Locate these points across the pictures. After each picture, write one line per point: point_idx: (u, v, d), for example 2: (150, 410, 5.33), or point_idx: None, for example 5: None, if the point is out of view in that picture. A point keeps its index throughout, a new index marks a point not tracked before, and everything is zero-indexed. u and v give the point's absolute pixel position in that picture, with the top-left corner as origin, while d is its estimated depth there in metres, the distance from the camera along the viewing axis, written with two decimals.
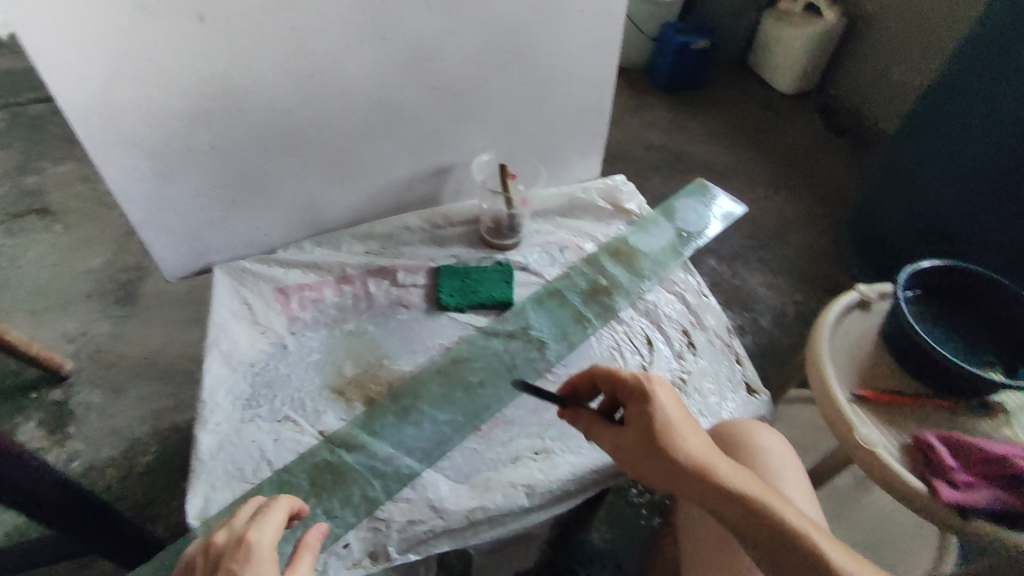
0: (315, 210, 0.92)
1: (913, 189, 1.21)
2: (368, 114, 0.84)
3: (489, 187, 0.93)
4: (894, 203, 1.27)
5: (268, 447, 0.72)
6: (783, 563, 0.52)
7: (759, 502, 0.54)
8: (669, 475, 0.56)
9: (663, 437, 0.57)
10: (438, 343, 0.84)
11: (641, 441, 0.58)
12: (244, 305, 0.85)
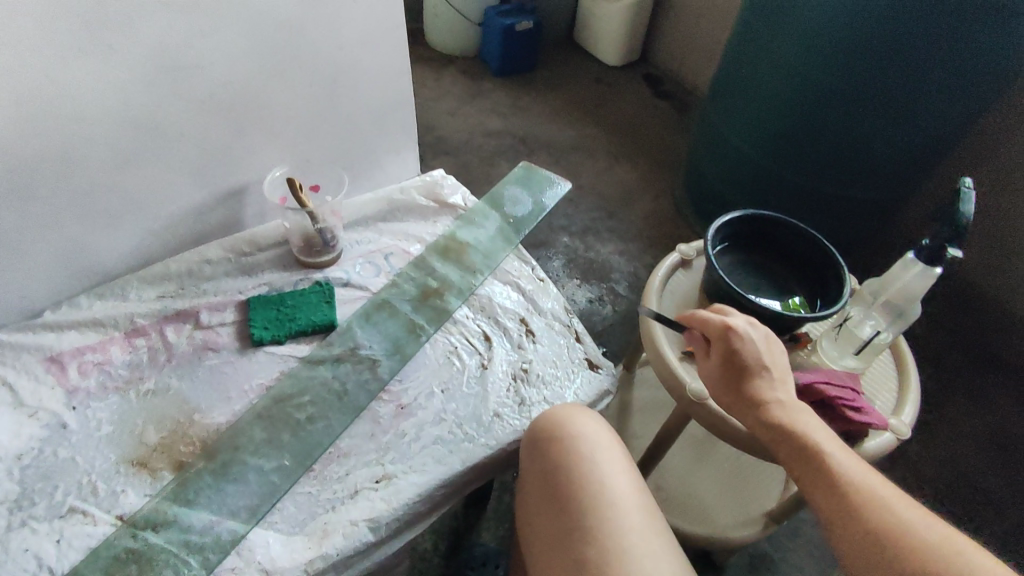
0: (84, 259, 0.79)
1: (723, 144, 1.29)
2: (123, 141, 0.71)
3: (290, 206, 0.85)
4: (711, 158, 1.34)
5: (49, 552, 0.60)
6: (833, 502, 0.50)
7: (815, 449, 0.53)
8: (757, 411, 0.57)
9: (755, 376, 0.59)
10: (256, 384, 0.76)
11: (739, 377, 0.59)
12: (4, 387, 0.71)
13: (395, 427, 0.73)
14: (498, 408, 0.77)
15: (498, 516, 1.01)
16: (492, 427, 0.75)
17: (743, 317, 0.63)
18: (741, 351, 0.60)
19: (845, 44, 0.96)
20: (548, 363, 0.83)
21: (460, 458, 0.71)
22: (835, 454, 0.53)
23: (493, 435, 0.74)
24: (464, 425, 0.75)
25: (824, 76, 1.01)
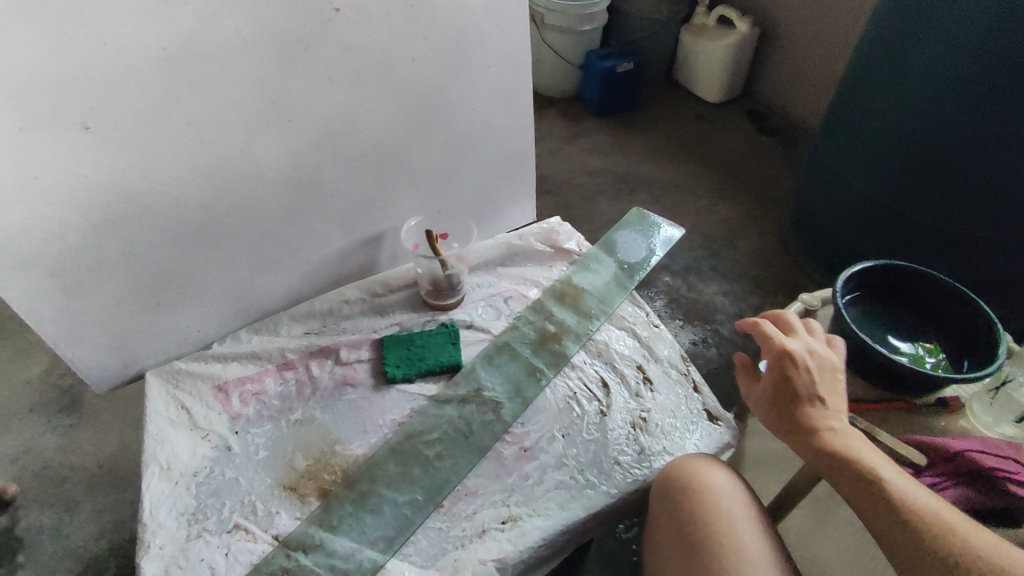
0: (248, 297, 0.89)
1: (836, 187, 1.23)
2: (289, 194, 0.82)
3: (423, 253, 0.92)
4: (822, 200, 1.28)
5: (219, 563, 0.68)
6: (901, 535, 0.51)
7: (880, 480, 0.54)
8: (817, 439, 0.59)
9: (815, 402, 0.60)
10: (390, 419, 0.81)
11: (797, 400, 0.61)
12: (181, 410, 0.81)
13: (519, 469, 0.76)
14: (617, 456, 0.78)
15: None
16: (612, 476, 0.76)
17: (803, 339, 0.64)
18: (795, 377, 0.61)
19: (985, 77, 0.91)
20: (666, 413, 0.83)
21: (582, 505, 0.73)
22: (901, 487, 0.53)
23: (614, 484, 0.75)
24: (584, 471, 0.76)
25: (960, 113, 0.95)
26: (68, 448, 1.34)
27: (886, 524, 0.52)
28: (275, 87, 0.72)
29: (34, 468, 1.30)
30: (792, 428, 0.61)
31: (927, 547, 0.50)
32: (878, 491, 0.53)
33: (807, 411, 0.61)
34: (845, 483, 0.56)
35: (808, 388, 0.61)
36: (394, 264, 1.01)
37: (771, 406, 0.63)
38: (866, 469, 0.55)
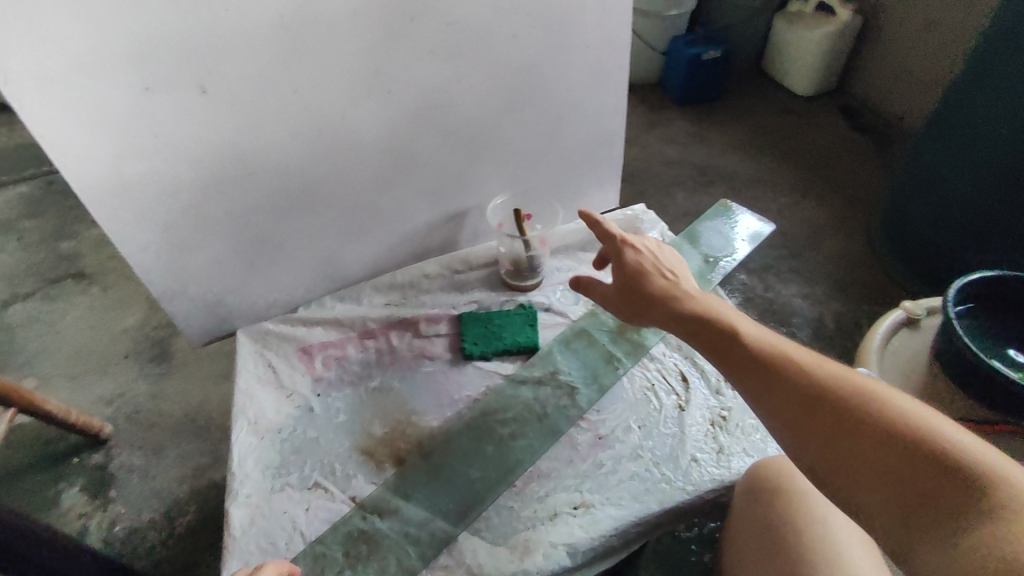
0: (335, 264, 0.91)
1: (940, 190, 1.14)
2: (382, 166, 0.83)
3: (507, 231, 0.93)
4: (922, 203, 1.19)
5: (300, 517, 0.70)
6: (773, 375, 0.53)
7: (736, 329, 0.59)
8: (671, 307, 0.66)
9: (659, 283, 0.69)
10: (466, 395, 0.82)
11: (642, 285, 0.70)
12: (268, 368, 0.84)
13: (593, 456, 0.75)
14: (695, 454, 0.75)
15: None
16: (689, 472, 0.73)
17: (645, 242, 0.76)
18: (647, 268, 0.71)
19: None
20: (747, 413, 0.80)
21: (657, 499, 0.71)
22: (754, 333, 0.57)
23: (691, 482, 0.73)
24: (659, 465, 0.74)
25: None
26: (157, 398, 1.43)
27: (784, 394, 0.51)
28: (378, 57, 0.72)
29: (128, 414, 1.41)
30: (667, 319, 0.66)
31: (838, 410, 0.48)
32: (777, 367, 0.53)
33: (670, 298, 0.67)
34: (734, 363, 0.57)
35: (660, 275, 0.70)
36: (474, 242, 1.02)
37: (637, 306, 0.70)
38: (741, 337, 0.58)
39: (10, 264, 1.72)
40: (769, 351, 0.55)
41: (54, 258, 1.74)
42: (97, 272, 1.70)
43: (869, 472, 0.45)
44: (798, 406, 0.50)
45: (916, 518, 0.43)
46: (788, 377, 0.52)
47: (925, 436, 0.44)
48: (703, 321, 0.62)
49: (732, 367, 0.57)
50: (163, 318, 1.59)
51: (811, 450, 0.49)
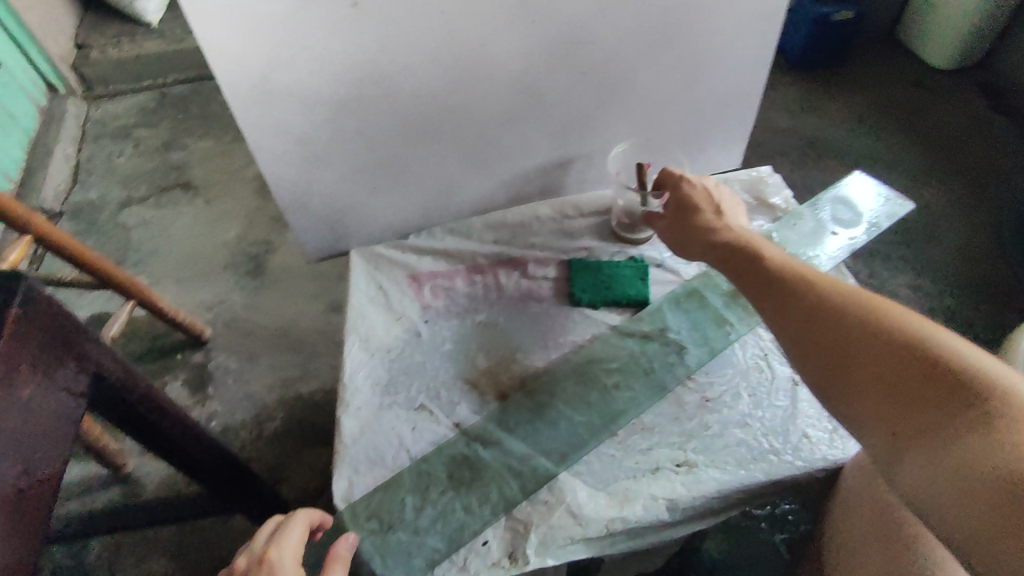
0: (449, 196, 0.91)
1: None
2: (511, 100, 0.81)
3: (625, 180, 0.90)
4: None
5: (407, 435, 0.72)
6: (786, 298, 0.56)
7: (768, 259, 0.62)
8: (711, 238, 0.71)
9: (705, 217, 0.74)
10: (571, 340, 0.81)
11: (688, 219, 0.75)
12: (379, 289, 0.85)
13: (698, 417, 0.74)
14: (807, 430, 0.71)
15: None
16: (800, 447, 0.70)
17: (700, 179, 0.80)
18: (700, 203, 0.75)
19: None
20: None
21: (763, 469, 0.69)
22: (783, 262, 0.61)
23: (800, 458, 0.69)
24: (768, 435, 0.71)
25: None
26: (254, 308, 1.51)
27: (802, 316, 0.54)
28: None
29: (227, 320, 1.49)
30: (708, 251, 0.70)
31: (850, 330, 0.50)
32: (793, 291, 0.56)
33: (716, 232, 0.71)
34: (763, 290, 0.59)
35: (712, 212, 0.74)
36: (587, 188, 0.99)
37: (684, 243, 0.75)
38: (771, 267, 0.61)
39: (128, 167, 1.83)
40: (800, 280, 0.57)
41: (166, 167, 1.84)
42: (203, 184, 1.78)
43: (871, 388, 0.47)
44: (815, 327, 0.52)
45: (907, 425, 0.44)
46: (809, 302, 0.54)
47: (932, 351, 0.45)
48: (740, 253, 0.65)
49: (761, 293, 0.60)
50: (262, 234, 1.66)
51: (816, 369, 0.52)
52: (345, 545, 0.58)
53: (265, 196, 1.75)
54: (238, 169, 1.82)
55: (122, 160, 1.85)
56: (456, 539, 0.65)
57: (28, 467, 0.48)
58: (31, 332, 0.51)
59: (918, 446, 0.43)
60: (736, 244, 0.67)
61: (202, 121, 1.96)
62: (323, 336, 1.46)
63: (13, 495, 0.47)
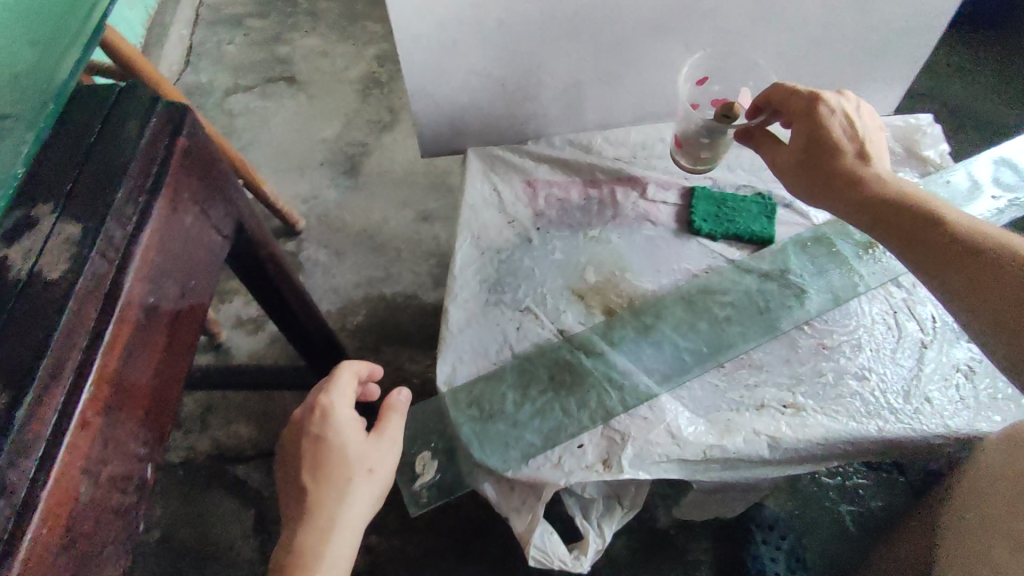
0: (575, 105, 0.88)
1: None
2: (665, 5, 0.75)
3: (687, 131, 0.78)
4: None
5: (511, 334, 0.73)
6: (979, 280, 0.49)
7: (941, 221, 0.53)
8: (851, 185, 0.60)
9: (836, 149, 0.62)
10: (685, 269, 0.79)
11: (812, 154, 0.63)
12: (493, 191, 0.85)
13: (812, 363, 0.70)
14: (931, 393, 0.67)
15: (790, 491, 1.11)
16: (920, 410, 0.66)
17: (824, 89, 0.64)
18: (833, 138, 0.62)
19: None
20: None
21: (877, 424, 0.65)
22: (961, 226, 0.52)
23: (919, 421, 0.66)
24: (886, 392, 0.68)
25: None
26: (345, 207, 1.54)
27: (1021, 317, 0.47)
28: None
29: (319, 215, 1.53)
30: (853, 208, 0.60)
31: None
32: (990, 269, 0.49)
33: (864, 181, 0.59)
34: (950, 269, 0.51)
35: (846, 141, 0.62)
36: None
37: (812, 191, 0.64)
38: (952, 233, 0.52)
39: (236, 54, 1.85)
40: (1008, 264, 0.48)
41: (271, 58, 1.85)
42: (306, 79, 1.79)
43: None
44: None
45: None
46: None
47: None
48: (903, 216, 0.56)
49: (945, 273, 0.52)
50: (358, 136, 1.67)
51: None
52: (399, 398, 0.63)
53: (364, 99, 1.74)
54: (340, 69, 1.82)
55: (231, 47, 1.87)
56: (551, 438, 0.66)
57: (185, 291, 0.50)
58: (196, 162, 0.52)
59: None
60: (887, 196, 0.58)
61: (309, 17, 1.95)
62: (409, 244, 1.48)
63: (173, 312, 0.49)
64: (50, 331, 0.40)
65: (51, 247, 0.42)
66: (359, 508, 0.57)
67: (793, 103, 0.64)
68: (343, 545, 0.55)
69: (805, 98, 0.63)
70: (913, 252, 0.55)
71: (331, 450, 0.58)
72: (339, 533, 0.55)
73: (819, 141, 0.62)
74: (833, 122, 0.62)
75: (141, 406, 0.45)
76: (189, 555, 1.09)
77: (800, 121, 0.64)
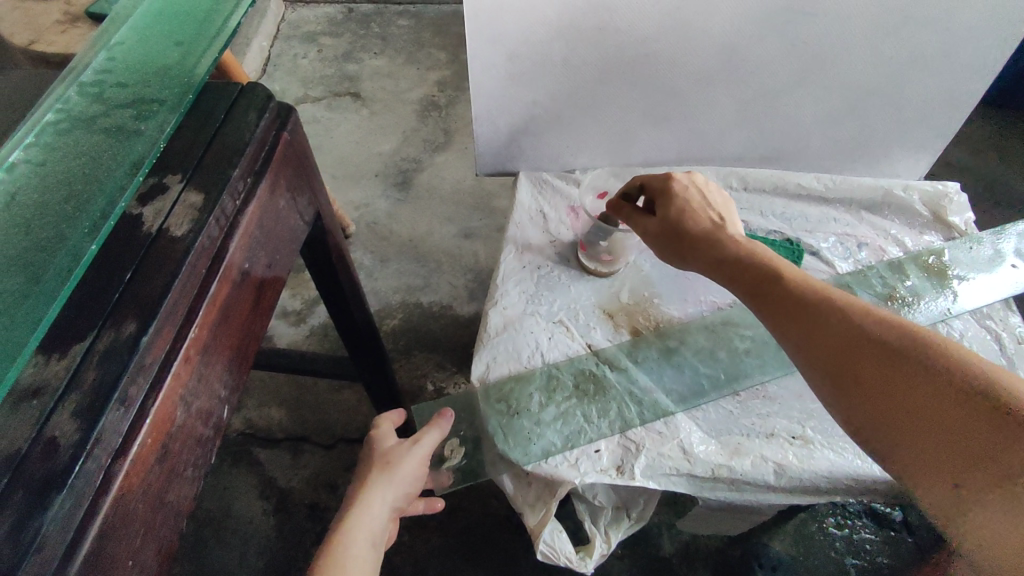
0: (623, 141, 0.95)
1: None
2: (714, 58, 0.82)
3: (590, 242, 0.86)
4: None
5: (544, 341, 0.79)
6: (810, 328, 0.56)
7: (780, 279, 0.60)
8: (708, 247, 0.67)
9: (691, 216, 0.70)
10: (711, 301, 0.84)
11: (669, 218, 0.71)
12: (539, 212, 0.92)
13: None
14: None
15: (794, 535, 1.12)
16: None
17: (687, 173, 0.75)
18: (689, 206, 0.71)
19: None
20: None
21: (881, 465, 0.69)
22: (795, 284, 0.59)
23: None
24: None
25: None
26: (394, 217, 1.64)
27: (847, 357, 0.52)
28: None
29: (369, 222, 1.62)
30: (716, 269, 0.66)
31: (895, 367, 0.49)
32: (823, 314, 0.55)
33: (715, 244, 0.67)
34: (788, 320, 0.58)
35: (702, 210, 0.71)
36: (754, 165, 0.99)
37: (680, 251, 0.70)
38: (791, 289, 0.59)
39: (309, 68, 2.00)
40: (830, 314, 0.55)
41: (341, 74, 1.99)
42: (370, 96, 1.92)
43: (924, 431, 0.47)
44: (862, 370, 0.51)
45: (971, 481, 0.44)
46: (845, 339, 0.53)
47: (973, 377, 0.46)
48: (749, 277, 0.63)
49: (786, 323, 0.58)
50: (413, 153, 1.77)
51: (866, 419, 0.50)
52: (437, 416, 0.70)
53: (421, 119, 1.86)
54: (403, 90, 1.94)
55: (305, 61, 2.02)
56: (571, 439, 0.71)
57: (272, 263, 0.58)
58: (294, 157, 0.61)
59: (988, 493, 0.43)
60: (735, 256, 0.65)
61: (379, 40, 2.09)
62: (449, 258, 1.56)
63: (260, 280, 0.56)
64: (172, 276, 0.46)
65: (178, 209, 0.50)
66: (373, 499, 0.63)
67: (655, 183, 0.75)
68: (359, 532, 0.61)
69: (666, 179, 0.74)
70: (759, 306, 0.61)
71: (369, 460, 0.69)
72: (353, 520, 0.61)
73: (677, 210, 0.71)
74: (689, 196, 0.72)
75: (228, 355, 0.51)
76: (208, 524, 1.15)
77: (661, 194, 0.74)
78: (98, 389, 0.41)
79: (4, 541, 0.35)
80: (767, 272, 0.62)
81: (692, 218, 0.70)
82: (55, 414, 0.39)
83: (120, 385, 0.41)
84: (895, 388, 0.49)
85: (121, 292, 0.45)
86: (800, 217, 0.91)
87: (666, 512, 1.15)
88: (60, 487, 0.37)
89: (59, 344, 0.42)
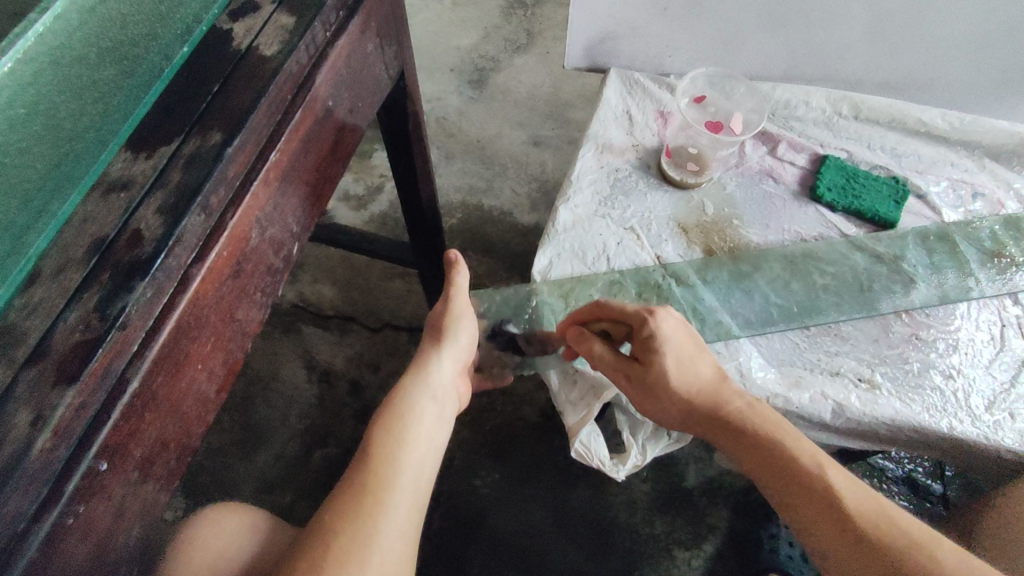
0: (730, 47, 0.87)
1: None
2: None
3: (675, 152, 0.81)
4: None
5: (612, 245, 0.76)
6: (758, 460, 0.58)
7: (724, 412, 0.60)
8: (664, 401, 0.62)
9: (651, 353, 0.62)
10: (795, 230, 0.79)
11: (628, 371, 0.63)
12: (625, 113, 0.87)
13: (901, 350, 0.69)
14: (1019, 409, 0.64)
15: None
16: (1001, 423, 0.63)
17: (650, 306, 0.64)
18: (666, 345, 0.62)
19: None
20: None
21: (950, 423, 0.63)
22: (741, 412, 0.60)
23: (998, 433, 0.62)
24: (970, 396, 0.65)
25: None
26: (464, 115, 1.59)
27: (835, 538, 0.53)
28: None
29: (439, 117, 1.58)
30: (672, 416, 0.63)
31: (820, 514, 0.54)
32: (768, 458, 0.57)
33: (687, 403, 0.61)
34: (743, 451, 0.59)
35: (669, 339, 0.62)
36: (872, 92, 0.90)
37: (640, 398, 0.63)
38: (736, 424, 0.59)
39: None
40: (772, 457, 0.57)
41: None
42: None
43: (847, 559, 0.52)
44: (846, 557, 0.52)
45: None
46: (835, 522, 0.53)
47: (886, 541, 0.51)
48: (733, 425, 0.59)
49: (737, 451, 0.60)
50: (492, 51, 1.69)
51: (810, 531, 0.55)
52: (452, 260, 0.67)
53: (505, 17, 1.76)
54: None
55: None
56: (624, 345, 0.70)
57: (353, 109, 0.56)
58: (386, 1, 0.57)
59: None
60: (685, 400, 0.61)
61: None
62: (516, 163, 1.51)
63: (341, 123, 0.54)
64: (259, 95, 0.44)
65: (269, 29, 0.47)
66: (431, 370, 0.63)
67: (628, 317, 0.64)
68: (416, 396, 0.61)
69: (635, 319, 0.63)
70: (743, 455, 0.59)
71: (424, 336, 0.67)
72: (411, 386, 0.61)
73: (647, 365, 0.62)
74: (663, 325, 0.62)
75: (302, 194, 0.51)
76: (257, 383, 1.21)
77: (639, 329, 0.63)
78: (182, 191, 0.40)
79: (92, 314, 0.36)
80: (750, 420, 0.59)
81: (676, 384, 0.61)
82: (141, 208, 0.40)
83: (203, 191, 0.40)
84: (826, 524, 0.53)
85: (209, 102, 0.44)
86: (912, 156, 0.83)
87: (697, 445, 1.14)
88: (143, 274, 0.37)
89: (147, 144, 0.42)
